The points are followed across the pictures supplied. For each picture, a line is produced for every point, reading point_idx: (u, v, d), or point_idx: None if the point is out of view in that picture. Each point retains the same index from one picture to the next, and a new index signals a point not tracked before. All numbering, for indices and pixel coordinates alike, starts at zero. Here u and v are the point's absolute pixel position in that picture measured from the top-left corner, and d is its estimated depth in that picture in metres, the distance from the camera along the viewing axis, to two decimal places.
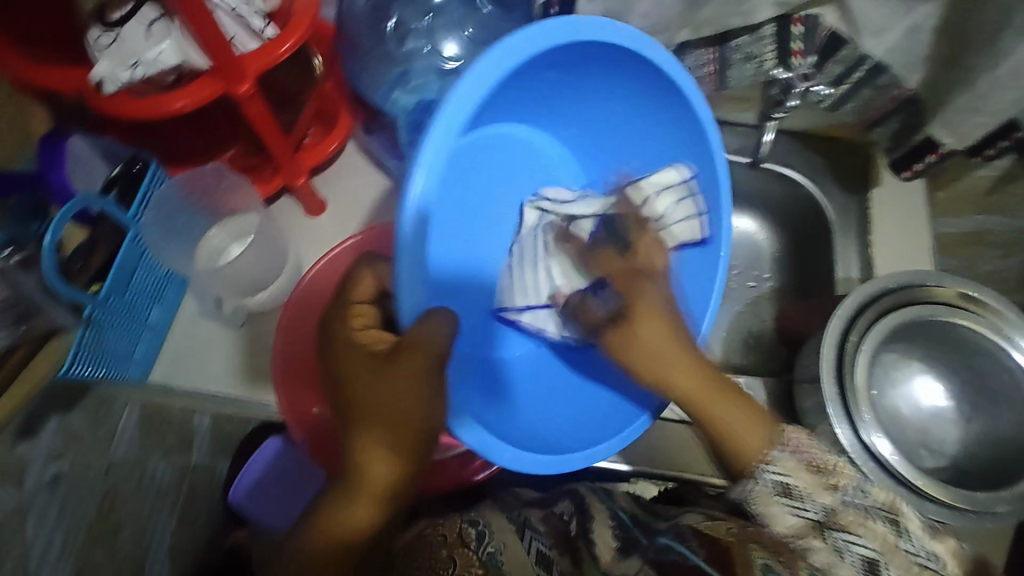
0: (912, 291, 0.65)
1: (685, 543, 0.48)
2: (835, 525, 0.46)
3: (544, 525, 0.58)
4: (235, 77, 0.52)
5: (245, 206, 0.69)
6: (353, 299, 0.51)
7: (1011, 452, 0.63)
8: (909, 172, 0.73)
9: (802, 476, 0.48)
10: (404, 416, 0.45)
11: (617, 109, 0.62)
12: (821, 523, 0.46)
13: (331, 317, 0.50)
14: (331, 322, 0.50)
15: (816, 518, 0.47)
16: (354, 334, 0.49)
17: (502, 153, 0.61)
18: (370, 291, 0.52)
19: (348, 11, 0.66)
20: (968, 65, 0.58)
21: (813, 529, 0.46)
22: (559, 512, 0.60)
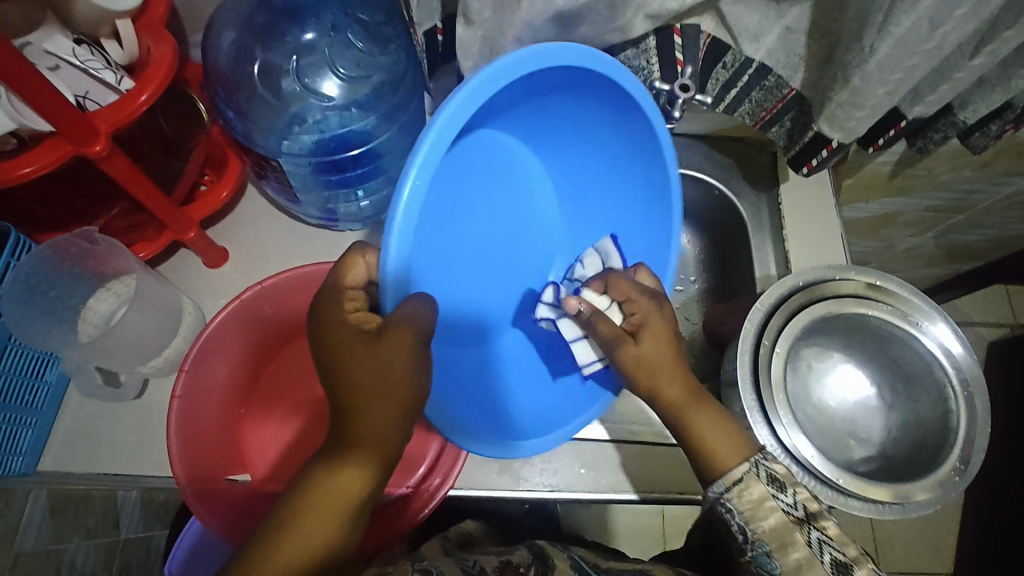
0: (818, 287, 0.65)
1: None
2: (815, 524, 0.48)
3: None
4: (84, 137, 0.49)
5: (127, 267, 0.63)
6: (344, 284, 0.47)
7: (928, 436, 0.63)
8: (807, 167, 0.74)
9: (786, 475, 0.52)
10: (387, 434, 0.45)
11: (596, 133, 0.62)
12: (803, 517, 0.48)
13: (327, 303, 0.46)
14: (329, 310, 0.46)
15: (800, 516, 0.49)
16: (347, 318, 0.46)
17: (484, 196, 0.60)
18: (362, 278, 0.47)
19: (214, 55, 0.61)
20: (840, 64, 0.59)
21: (795, 522, 0.48)
22: (516, 560, 0.56)
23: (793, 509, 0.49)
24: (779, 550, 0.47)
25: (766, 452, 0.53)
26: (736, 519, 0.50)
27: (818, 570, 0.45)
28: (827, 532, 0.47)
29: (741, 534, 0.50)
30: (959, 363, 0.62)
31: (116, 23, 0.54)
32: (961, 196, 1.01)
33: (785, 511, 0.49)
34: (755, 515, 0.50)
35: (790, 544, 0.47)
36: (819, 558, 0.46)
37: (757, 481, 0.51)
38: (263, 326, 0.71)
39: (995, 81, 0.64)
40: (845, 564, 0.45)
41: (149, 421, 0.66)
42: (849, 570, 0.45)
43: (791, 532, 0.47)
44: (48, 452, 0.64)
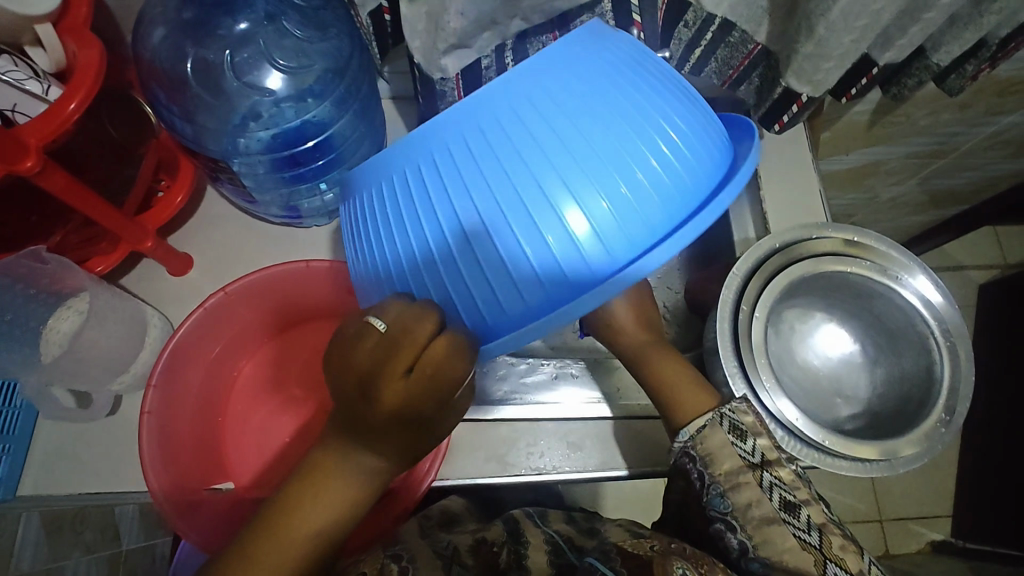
0: (794, 248, 0.64)
1: (608, 562, 0.49)
2: (768, 467, 0.53)
3: (471, 558, 0.54)
4: (13, 154, 0.46)
5: (80, 285, 0.61)
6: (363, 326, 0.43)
7: (913, 389, 0.63)
8: (778, 125, 0.73)
9: (751, 418, 0.56)
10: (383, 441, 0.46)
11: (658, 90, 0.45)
12: (757, 463, 0.54)
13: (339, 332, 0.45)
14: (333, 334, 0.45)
15: (756, 461, 0.54)
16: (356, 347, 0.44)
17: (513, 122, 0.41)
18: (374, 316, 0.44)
19: (145, 53, 0.58)
20: (804, 13, 0.56)
21: (749, 466, 0.54)
22: (490, 538, 0.57)
23: (751, 456, 0.54)
24: (731, 490, 0.53)
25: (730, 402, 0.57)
26: (697, 464, 0.56)
27: (766, 510, 0.52)
28: (780, 475, 0.53)
29: (699, 479, 0.55)
30: (940, 314, 0.61)
31: (36, 29, 0.51)
32: (943, 139, 0.99)
33: (743, 457, 0.54)
34: (714, 459, 0.55)
35: (742, 483, 0.53)
36: (769, 498, 0.52)
37: (718, 428, 0.56)
38: (235, 329, 0.68)
39: (967, 19, 0.61)
40: (793, 504, 0.51)
41: (127, 438, 0.65)
42: (795, 509, 0.51)
43: (744, 475, 0.53)
44: (27, 476, 0.63)
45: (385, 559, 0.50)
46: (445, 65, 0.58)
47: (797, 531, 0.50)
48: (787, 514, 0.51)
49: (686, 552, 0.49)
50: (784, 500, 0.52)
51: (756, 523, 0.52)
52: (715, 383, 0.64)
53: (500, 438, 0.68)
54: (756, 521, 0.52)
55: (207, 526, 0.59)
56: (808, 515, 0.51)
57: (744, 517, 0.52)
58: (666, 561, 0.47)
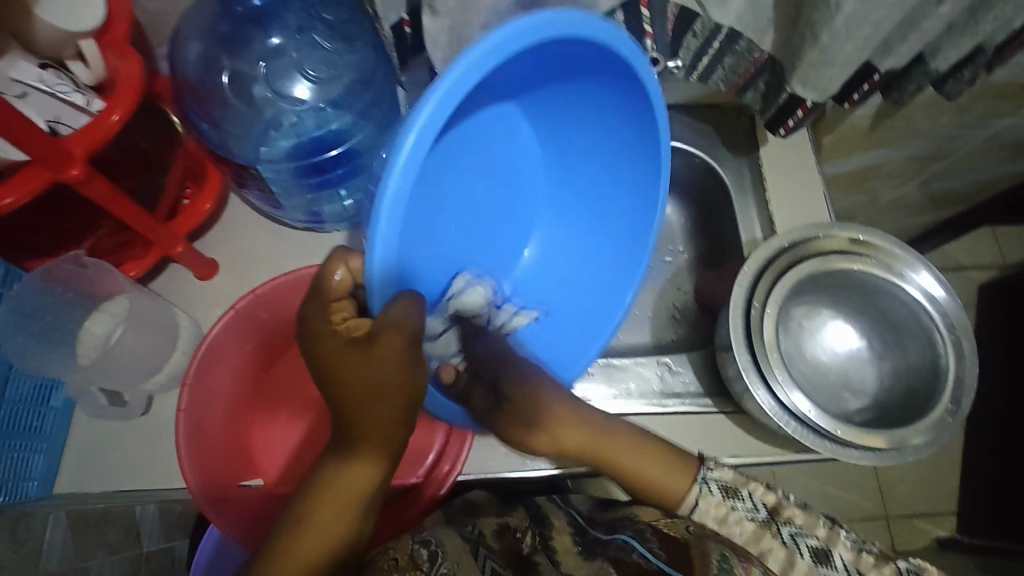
0: (802, 247, 0.66)
1: (646, 543, 0.52)
2: (782, 519, 0.55)
3: (496, 541, 0.57)
4: (61, 163, 0.49)
5: (116, 288, 0.64)
6: (332, 299, 0.48)
7: (919, 381, 0.65)
8: (784, 129, 0.75)
9: (736, 477, 0.58)
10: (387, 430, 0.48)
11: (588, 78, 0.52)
12: (765, 518, 0.55)
13: (313, 322, 0.47)
14: (314, 320, 0.47)
15: (764, 517, 0.55)
16: (335, 331, 0.46)
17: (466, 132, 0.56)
18: (346, 283, 0.48)
19: (180, 66, 0.61)
20: (808, 23, 0.59)
21: (762, 524, 0.55)
22: (513, 523, 0.59)
23: (757, 512, 0.55)
24: (764, 557, 0.53)
25: (710, 467, 0.59)
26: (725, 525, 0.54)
27: (802, 569, 0.51)
28: (794, 522, 0.55)
29: (724, 532, 0.55)
30: (944, 308, 0.63)
31: (78, 44, 0.53)
32: (942, 142, 1.02)
33: (750, 518, 0.55)
34: (724, 528, 0.55)
35: (766, 552, 0.53)
36: (799, 556, 0.52)
37: (710, 498, 0.57)
38: (260, 330, 0.70)
39: (964, 28, 0.64)
40: (822, 551, 0.53)
41: (157, 438, 0.67)
42: (828, 557, 0.52)
43: (764, 540, 0.53)
44: (62, 474, 0.65)
45: (416, 544, 0.54)
46: None
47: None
48: (824, 566, 0.52)
49: (714, 532, 0.53)
50: (816, 554, 0.52)
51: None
52: (728, 379, 0.66)
53: None
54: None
55: (245, 522, 0.62)
56: (841, 557, 0.52)
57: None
58: (703, 552, 0.50)
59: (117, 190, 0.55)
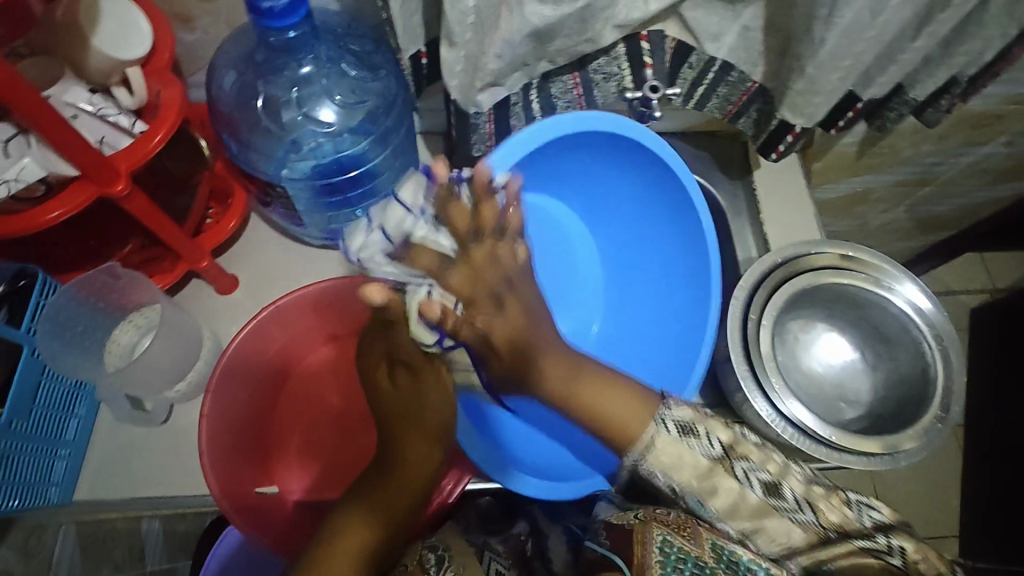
0: (796, 263, 0.70)
1: (609, 544, 0.51)
2: (736, 454, 0.47)
3: (502, 545, 0.59)
4: (106, 180, 0.52)
5: (150, 298, 0.67)
6: (372, 300, 0.51)
7: (911, 390, 0.68)
8: (775, 154, 0.79)
9: (694, 412, 0.49)
10: (419, 465, 0.60)
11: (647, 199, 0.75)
12: (723, 454, 0.47)
13: (405, 339, 0.60)
14: (379, 362, 0.64)
15: (718, 453, 0.47)
16: (419, 353, 0.59)
17: (542, 215, 0.78)
18: (384, 297, 0.51)
19: (218, 92, 0.66)
20: (795, 54, 0.64)
21: (718, 461, 0.47)
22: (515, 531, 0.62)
23: (711, 449, 0.47)
24: (709, 495, 0.47)
25: (666, 401, 0.50)
26: (664, 481, 0.48)
27: (754, 502, 0.46)
28: (750, 458, 0.47)
29: (668, 489, 0.48)
30: (930, 319, 0.67)
31: (125, 71, 0.57)
32: (926, 168, 1.07)
33: (705, 455, 0.47)
34: (676, 467, 0.47)
35: (716, 485, 0.46)
36: (750, 490, 0.46)
37: (664, 435, 0.48)
38: (272, 351, 0.73)
39: (938, 61, 0.70)
40: (773, 485, 0.46)
41: (176, 446, 0.69)
42: (779, 489, 0.46)
43: (714, 477, 0.46)
44: (82, 481, 0.67)
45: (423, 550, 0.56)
46: (480, 100, 0.66)
47: (789, 512, 0.45)
48: (774, 499, 0.46)
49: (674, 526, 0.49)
50: (772, 481, 0.46)
51: (748, 517, 0.46)
52: (729, 390, 0.69)
53: None
54: (747, 514, 0.46)
55: (269, 531, 0.65)
56: (793, 490, 0.46)
57: (732, 516, 0.46)
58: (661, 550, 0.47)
59: (154, 205, 0.59)
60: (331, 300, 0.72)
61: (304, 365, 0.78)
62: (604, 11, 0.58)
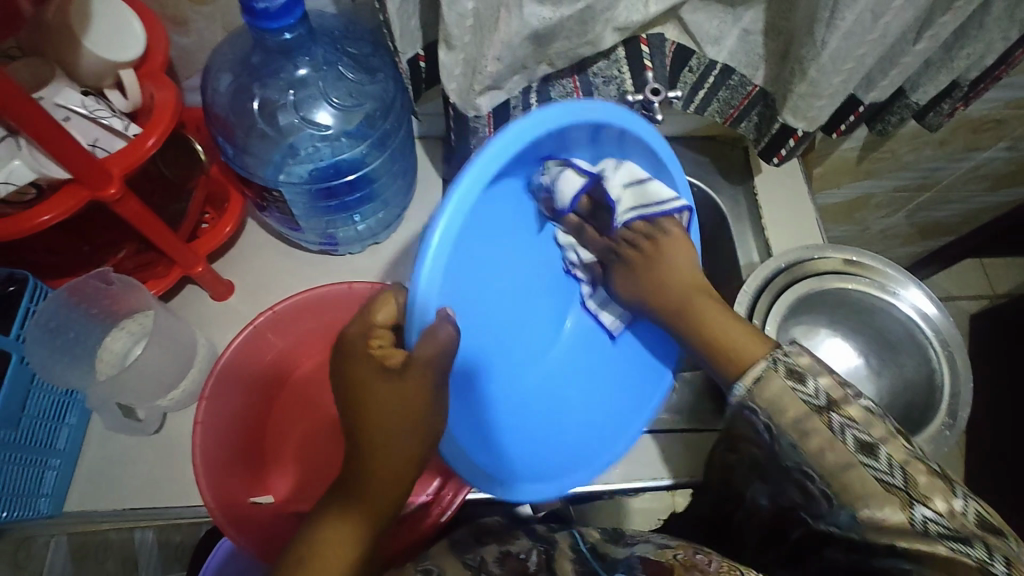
0: (799, 267, 0.69)
1: (640, 566, 0.53)
2: (837, 410, 0.47)
3: (497, 565, 0.55)
4: (97, 182, 0.51)
5: (142, 305, 0.66)
6: (374, 319, 0.47)
7: (917, 397, 0.67)
8: (777, 158, 0.78)
9: (807, 360, 0.50)
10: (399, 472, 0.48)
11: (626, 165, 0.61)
12: (824, 405, 0.47)
13: (351, 336, 0.47)
14: (352, 338, 0.47)
15: (820, 404, 0.47)
16: (369, 353, 0.46)
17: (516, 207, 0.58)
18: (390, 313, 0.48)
19: (213, 96, 0.65)
20: (796, 58, 0.64)
21: (817, 410, 0.47)
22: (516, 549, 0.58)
23: (815, 399, 0.48)
24: (801, 439, 0.48)
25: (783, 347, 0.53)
26: (761, 416, 0.51)
27: (841, 454, 0.45)
28: (852, 419, 0.46)
29: (765, 429, 0.51)
30: (934, 324, 0.66)
31: (118, 73, 0.56)
32: (926, 173, 1.07)
33: (805, 401, 0.48)
34: (775, 407, 0.50)
35: (809, 431, 0.47)
36: (842, 443, 0.45)
37: (774, 374, 0.51)
38: (267, 358, 0.72)
39: (940, 63, 0.69)
40: (868, 446, 0.44)
41: (169, 456, 0.67)
42: (873, 451, 0.44)
43: (811, 420, 0.47)
44: (72, 492, 0.65)
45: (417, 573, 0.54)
46: (479, 103, 0.65)
47: (879, 475, 0.43)
48: (865, 456, 0.44)
49: None
50: (863, 447, 0.44)
51: (833, 471, 0.45)
52: None
53: None
54: (835, 467, 0.45)
55: (258, 537, 0.63)
56: (889, 455, 0.43)
57: (821, 468, 0.46)
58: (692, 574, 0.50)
59: (148, 209, 0.58)
60: (331, 302, 0.71)
61: (298, 370, 0.76)
62: (604, 13, 0.58)
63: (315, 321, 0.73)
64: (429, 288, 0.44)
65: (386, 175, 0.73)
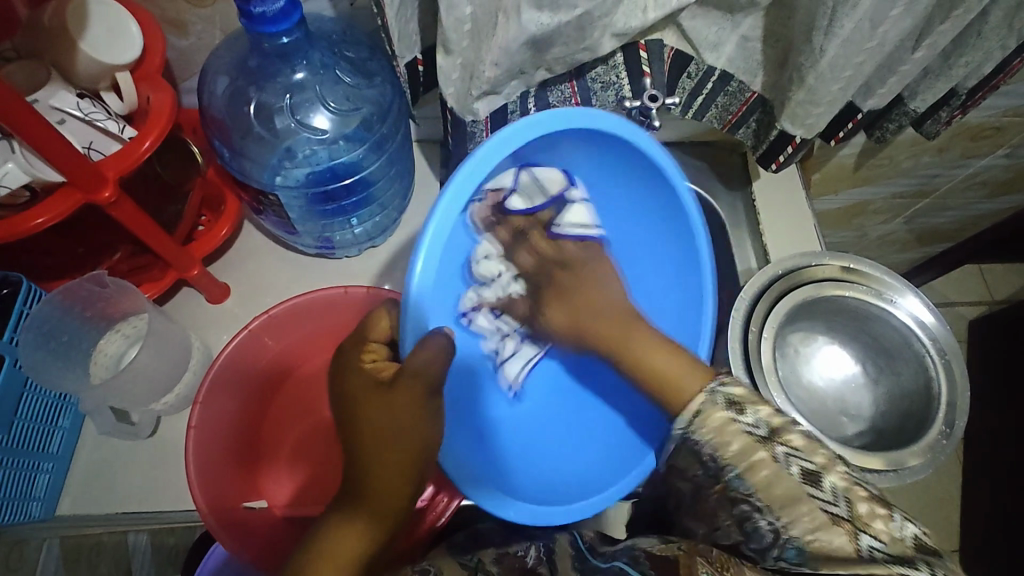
0: (797, 274, 0.69)
1: (639, 565, 0.51)
2: (781, 439, 0.45)
3: (496, 565, 0.56)
4: (92, 185, 0.51)
5: (136, 308, 0.66)
6: (368, 340, 0.53)
7: (914, 405, 0.67)
8: (775, 165, 0.78)
9: (747, 393, 0.48)
10: (390, 474, 0.48)
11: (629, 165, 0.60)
12: (766, 436, 0.45)
13: (346, 354, 0.52)
14: (349, 358, 0.52)
15: (763, 434, 0.45)
16: (362, 368, 0.50)
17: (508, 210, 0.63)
18: (385, 334, 0.53)
19: (209, 99, 0.65)
20: (795, 65, 0.64)
21: (760, 442, 0.45)
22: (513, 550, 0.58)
23: (756, 428, 0.45)
24: (748, 470, 0.45)
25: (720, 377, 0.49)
26: (705, 449, 0.47)
27: (787, 485, 0.43)
28: (793, 444, 0.45)
29: (710, 458, 0.47)
30: (932, 333, 0.66)
31: (115, 76, 0.56)
32: (925, 180, 1.07)
33: (749, 433, 0.45)
34: (720, 440, 0.46)
35: (755, 467, 0.45)
36: (787, 472, 0.43)
37: (716, 410, 0.47)
38: (263, 361, 0.71)
39: (938, 72, 0.69)
40: (812, 474, 0.43)
41: (164, 460, 0.67)
42: (819, 479, 0.43)
43: (756, 452, 0.45)
44: (65, 496, 0.65)
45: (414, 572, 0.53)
46: (477, 108, 0.65)
47: (823, 504, 0.42)
48: (812, 486, 0.42)
49: None
50: (809, 470, 0.43)
51: (781, 502, 0.43)
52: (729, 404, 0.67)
53: None
54: (783, 498, 0.43)
55: (253, 541, 0.63)
56: (832, 483, 0.42)
57: (767, 498, 0.44)
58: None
59: (142, 212, 0.58)
60: (325, 308, 0.71)
61: (292, 376, 0.76)
62: (602, 19, 0.57)
63: (309, 328, 0.73)
64: (421, 285, 0.48)
65: (383, 179, 0.73)
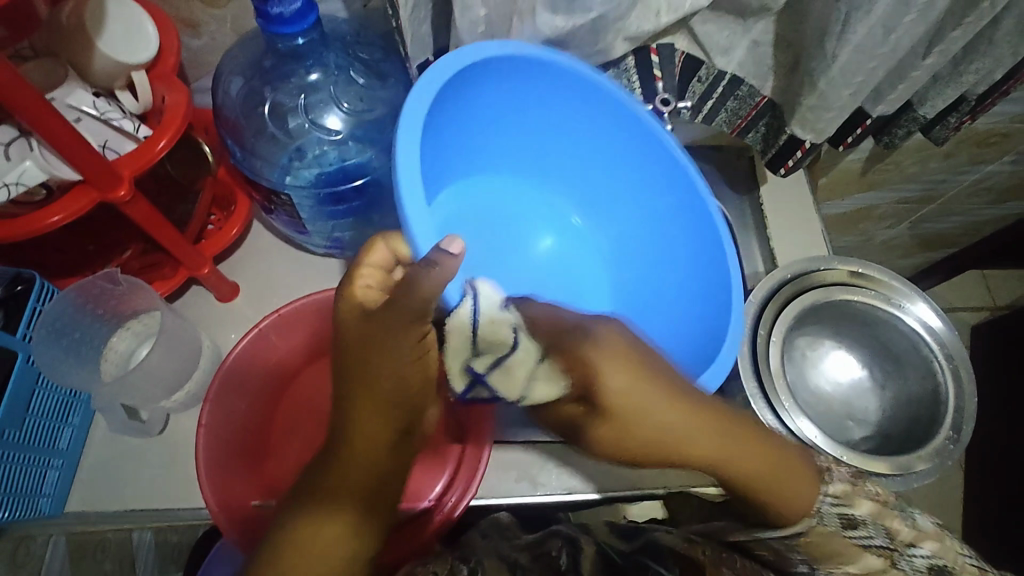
0: (805, 279, 0.69)
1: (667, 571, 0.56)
2: (905, 547, 0.53)
3: (533, 563, 0.58)
4: (109, 183, 0.51)
5: (148, 306, 0.66)
6: (366, 262, 0.50)
7: (921, 410, 0.67)
8: (784, 169, 0.78)
9: (863, 501, 0.53)
10: (373, 438, 0.50)
11: (567, 90, 0.63)
12: (891, 546, 0.53)
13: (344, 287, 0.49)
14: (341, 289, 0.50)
15: (882, 543, 0.53)
16: (354, 297, 0.49)
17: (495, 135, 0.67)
18: (388, 259, 0.51)
19: (223, 98, 0.65)
20: (807, 70, 0.64)
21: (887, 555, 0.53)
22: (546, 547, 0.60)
23: (885, 543, 0.53)
24: None
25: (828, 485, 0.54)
26: (818, 573, 0.54)
27: None
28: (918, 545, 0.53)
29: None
30: (939, 337, 0.66)
31: (131, 74, 0.56)
32: (930, 186, 1.07)
33: (878, 552, 0.53)
34: (843, 558, 0.53)
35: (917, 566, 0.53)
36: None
37: (824, 532, 0.53)
38: (271, 360, 0.71)
39: (948, 78, 0.70)
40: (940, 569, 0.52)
41: (172, 458, 0.67)
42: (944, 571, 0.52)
43: (875, 562, 0.53)
44: (75, 492, 0.65)
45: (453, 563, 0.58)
46: None
47: None
48: None
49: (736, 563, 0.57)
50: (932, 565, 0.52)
51: None
52: (737, 407, 0.67)
53: (531, 458, 0.71)
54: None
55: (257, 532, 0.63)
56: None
57: None
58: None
59: (156, 211, 0.58)
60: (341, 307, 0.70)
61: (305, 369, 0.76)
62: (616, 23, 0.58)
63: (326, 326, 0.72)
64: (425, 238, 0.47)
65: None
